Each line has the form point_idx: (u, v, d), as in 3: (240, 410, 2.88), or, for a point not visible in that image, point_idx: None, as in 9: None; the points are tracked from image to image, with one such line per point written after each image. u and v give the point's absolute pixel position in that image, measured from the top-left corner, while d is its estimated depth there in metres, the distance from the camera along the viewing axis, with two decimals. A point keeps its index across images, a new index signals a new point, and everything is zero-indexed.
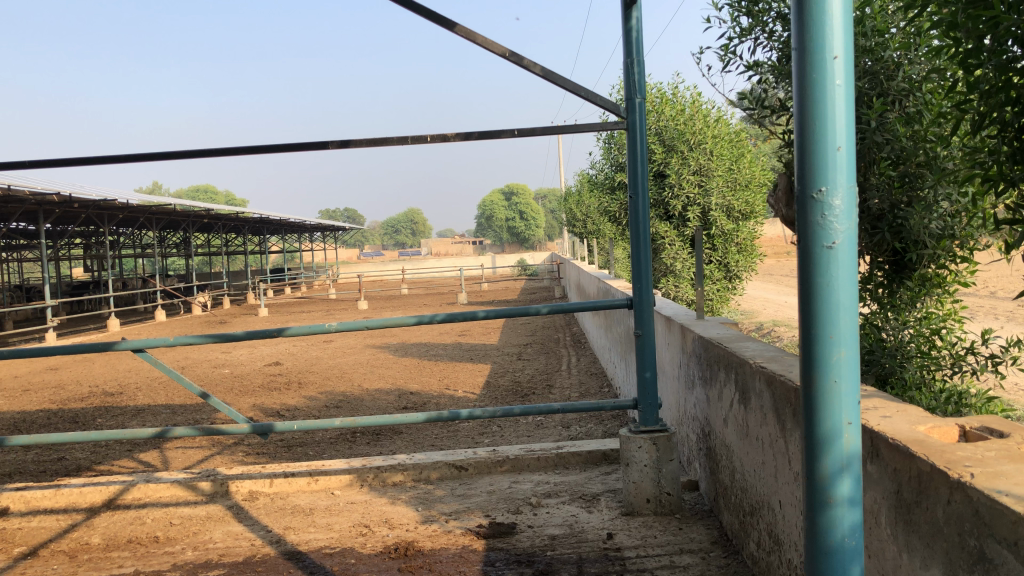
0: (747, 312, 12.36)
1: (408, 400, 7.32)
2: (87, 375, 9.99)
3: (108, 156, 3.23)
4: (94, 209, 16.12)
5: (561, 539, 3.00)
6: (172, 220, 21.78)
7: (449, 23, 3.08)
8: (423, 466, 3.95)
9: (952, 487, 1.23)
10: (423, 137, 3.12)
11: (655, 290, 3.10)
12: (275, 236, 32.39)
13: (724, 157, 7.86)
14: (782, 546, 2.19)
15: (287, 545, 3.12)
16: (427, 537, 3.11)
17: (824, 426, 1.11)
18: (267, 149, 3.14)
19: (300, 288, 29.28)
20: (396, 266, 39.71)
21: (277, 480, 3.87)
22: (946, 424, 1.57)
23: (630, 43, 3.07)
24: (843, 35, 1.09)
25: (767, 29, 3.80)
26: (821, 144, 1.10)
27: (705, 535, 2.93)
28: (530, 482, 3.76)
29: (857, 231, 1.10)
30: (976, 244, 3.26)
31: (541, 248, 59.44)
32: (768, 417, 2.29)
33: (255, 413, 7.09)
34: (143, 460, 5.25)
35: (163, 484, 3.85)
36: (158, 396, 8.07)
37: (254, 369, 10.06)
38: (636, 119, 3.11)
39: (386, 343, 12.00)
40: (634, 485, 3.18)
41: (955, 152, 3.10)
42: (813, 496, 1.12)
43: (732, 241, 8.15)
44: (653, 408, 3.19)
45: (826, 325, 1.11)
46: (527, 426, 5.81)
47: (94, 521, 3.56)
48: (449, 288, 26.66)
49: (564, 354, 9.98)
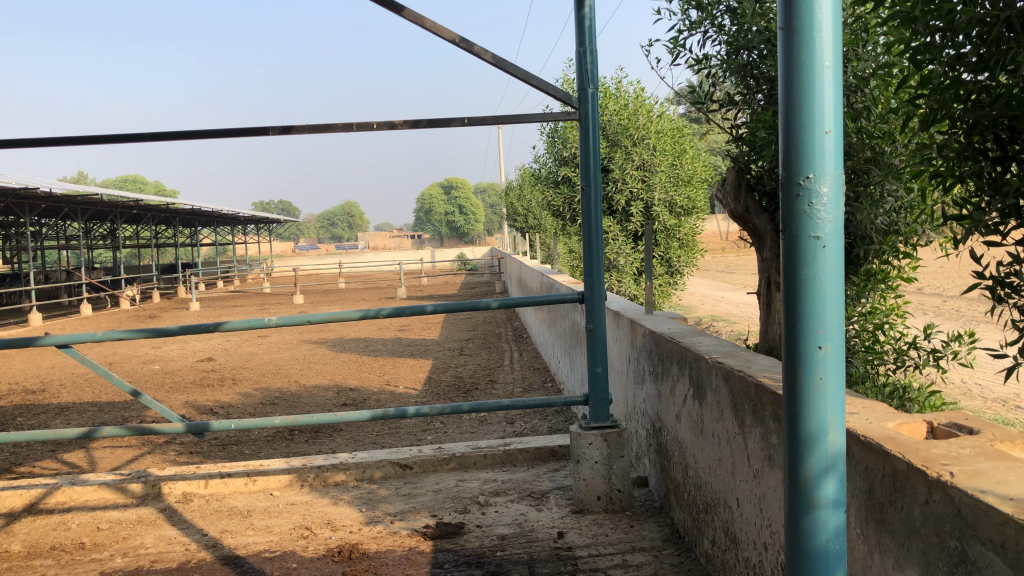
0: (686, 307, 12.53)
1: (348, 397, 7.17)
2: (6, 372, 9.51)
3: (26, 140, 3.04)
4: (15, 198, 15.41)
5: (510, 539, 2.92)
6: (99, 211, 20.92)
7: (397, 6, 2.97)
8: (366, 464, 3.83)
9: (931, 487, 1.20)
10: (369, 123, 3.01)
11: (606, 285, 3.06)
12: (208, 229, 31.63)
13: (666, 153, 7.90)
14: (738, 543, 2.16)
15: (224, 550, 2.97)
16: (372, 539, 3.00)
17: (808, 425, 1.06)
18: (204, 134, 2.99)
19: (233, 282, 28.63)
20: (333, 259, 39.14)
21: (213, 480, 3.71)
22: (915, 420, 1.55)
23: (583, 32, 3.00)
24: (832, 24, 1.04)
25: (716, 22, 3.79)
26: (808, 127, 1.04)
27: (656, 532, 2.89)
28: (477, 480, 3.68)
29: (844, 220, 1.05)
30: (920, 241, 3.30)
31: (481, 242, 59.21)
32: (725, 413, 2.26)
33: (187, 411, 6.85)
34: (68, 462, 5.00)
35: (90, 486, 3.65)
36: (84, 393, 7.73)
37: (186, 365, 9.74)
38: (588, 109, 3.04)
39: (323, 338, 11.77)
40: (584, 482, 3.12)
41: (902, 149, 3.10)
42: (795, 499, 1.07)
43: (674, 237, 8.24)
44: (604, 403, 3.14)
45: (812, 319, 1.05)
46: (470, 423, 5.72)
47: (14, 527, 3.35)
48: (388, 282, 26.47)
49: (506, 349, 9.94)
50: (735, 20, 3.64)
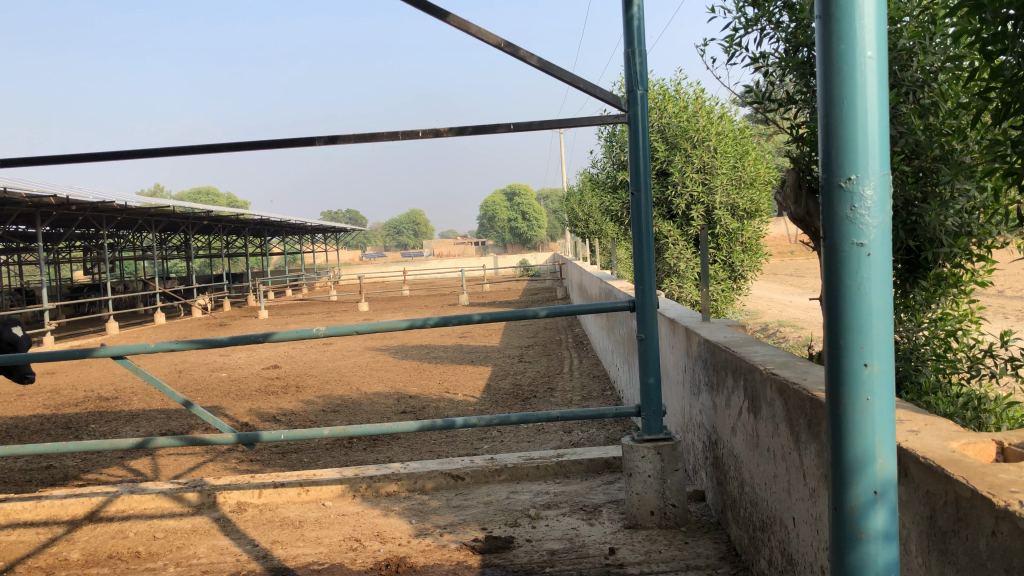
0: (753, 312, 12.24)
1: (407, 404, 7.18)
2: (82, 380, 9.82)
3: (83, 155, 3.09)
4: (92, 211, 16.01)
5: (560, 554, 2.85)
6: (172, 222, 21.54)
7: (442, 13, 2.94)
8: (418, 475, 3.80)
9: (998, 517, 1.08)
10: (415, 132, 2.98)
11: (658, 292, 2.95)
12: (276, 239, 32.30)
13: (727, 155, 7.71)
14: (794, 565, 2.04)
15: (273, 561, 2.97)
16: (420, 552, 2.96)
17: (853, 450, 0.96)
18: (252, 145, 3.00)
19: (300, 290, 29.17)
20: (398, 267, 39.62)
21: (267, 490, 3.72)
22: (983, 440, 1.43)
23: (631, 32, 2.92)
24: (876, 18, 0.95)
25: (774, 19, 3.64)
26: (852, 125, 0.95)
27: (712, 550, 2.78)
28: (529, 492, 3.61)
29: (892, 226, 0.96)
30: (995, 242, 3.10)
31: (544, 246, 59.13)
32: (780, 427, 2.14)
33: (250, 418, 6.96)
34: (133, 469, 5.10)
35: (149, 495, 3.70)
36: (154, 401, 7.92)
37: (252, 373, 9.90)
38: (638, 111, 2.95)
39: (385, 346, 11.86)
40: (637, 497, 3.02)
41: (973, 146, 2.93)
42: (840, 532, 0.97)
43: (737, 241, 8.00)
44: (657, 414, 3.03)
45: (856, 333, 0.96)
46: (527, 432, 5.65)
47: (75, 535, 3.42)
48: (450, 289, 26.59)
49: (566, 356, 9.86)
50: (793, 15, 3.50)
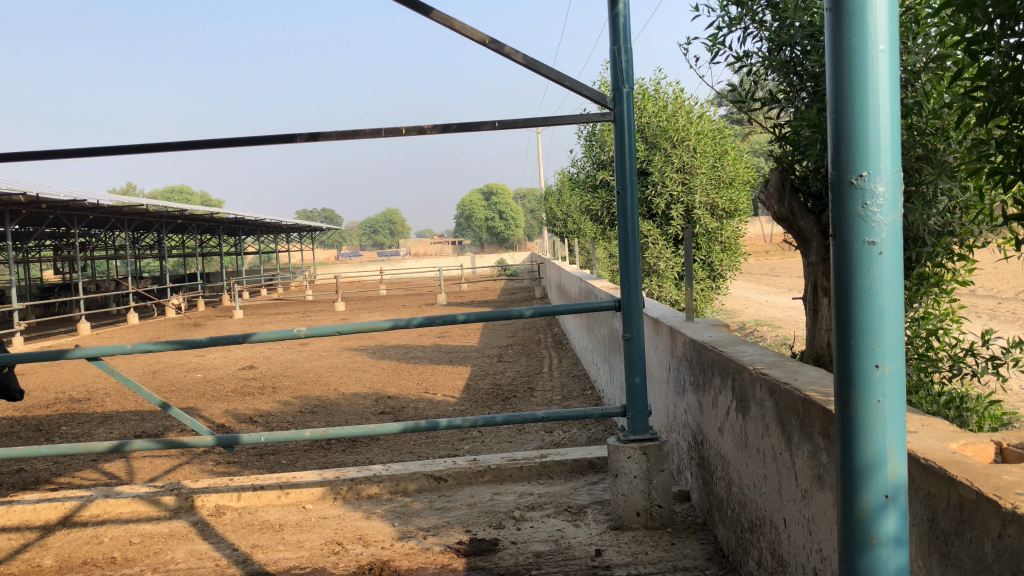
0: (730, 312, 12.31)
1: (386, 404, 7.14)
2: (53, 381, 9.65)
3: (56, 151, 3.01)
4: (62, 210, 15.76)
5: (546, 557, 2.81)
6: (145, 221, 21.28)
7: (425, 8, 2.90)
8: (400, 477, 3.75)
9: (1004, 520, 1.07)
10: (398, 128, 2.94)
11: (644, 292, 2.92)
12: (251, 238, 32.04)
13: (707, 155, 7.72)
14: (786, 566, 2.02)
15: (254, 566, 2.91)
16: (403, 556, 2.91)
17: (863, 454, 0.94)
18: (231, 141, 2.94)
19: (276, 290, 28.95)
20: (375, 267, 39.42)
21: (246, 493, 3.65)
22: (982, 441, 1.42)
23: (617, 30, 2.89)
24: (888, 13, 0.93)
25: (757, 18, 3.63)
26: (864, 121, 0.92)
27: (699, 551, 2.77)
28: (512, 494, 3.58)
29: (902, 224, 0.94)
30: (976, 241, 3.12)
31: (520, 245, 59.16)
32: (770, 428, 2.12)
33: (227, 419, 6.87)
34: (107, 472, 5.01)
35: (124, 499, 3.63)
36: (127, 403, 7.80)
37: (228, 373, 9.79)
38: (624, 109, 2.92)
39: (363, 346, 11.77)
40: (623, 497, 3.00)
41: (956, 146, 2.93)
42: (851, 537, 0.95)
43: (716, 240, 8.03)
44: (643, 414, 3.01)
45: (867, 333, 0.94)
46: (508, 432, 5.62)
47: (48, 540, 3.34)
48: (428, 288, 26.49)
49: (545, 355, 9.84)
50: (777, 15, 3.50)
